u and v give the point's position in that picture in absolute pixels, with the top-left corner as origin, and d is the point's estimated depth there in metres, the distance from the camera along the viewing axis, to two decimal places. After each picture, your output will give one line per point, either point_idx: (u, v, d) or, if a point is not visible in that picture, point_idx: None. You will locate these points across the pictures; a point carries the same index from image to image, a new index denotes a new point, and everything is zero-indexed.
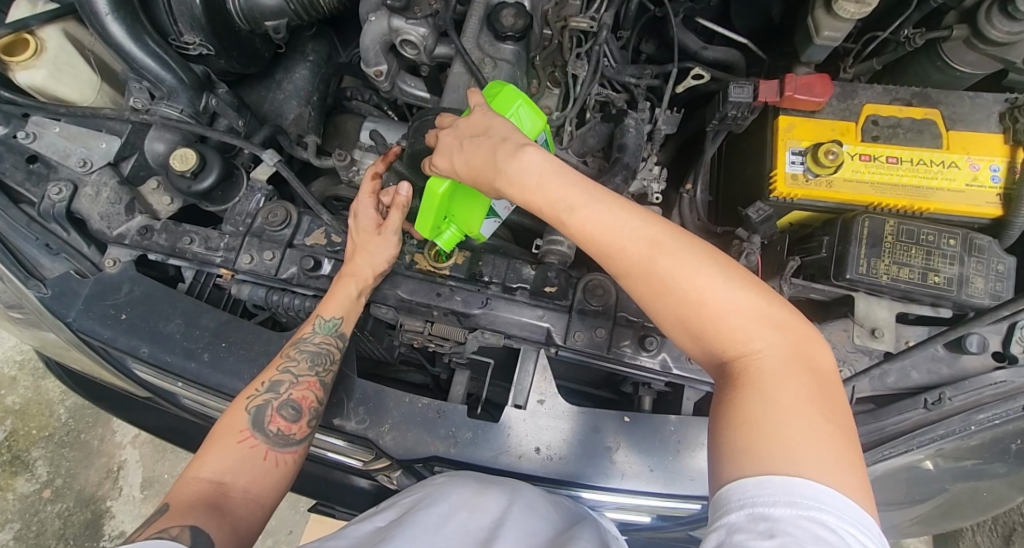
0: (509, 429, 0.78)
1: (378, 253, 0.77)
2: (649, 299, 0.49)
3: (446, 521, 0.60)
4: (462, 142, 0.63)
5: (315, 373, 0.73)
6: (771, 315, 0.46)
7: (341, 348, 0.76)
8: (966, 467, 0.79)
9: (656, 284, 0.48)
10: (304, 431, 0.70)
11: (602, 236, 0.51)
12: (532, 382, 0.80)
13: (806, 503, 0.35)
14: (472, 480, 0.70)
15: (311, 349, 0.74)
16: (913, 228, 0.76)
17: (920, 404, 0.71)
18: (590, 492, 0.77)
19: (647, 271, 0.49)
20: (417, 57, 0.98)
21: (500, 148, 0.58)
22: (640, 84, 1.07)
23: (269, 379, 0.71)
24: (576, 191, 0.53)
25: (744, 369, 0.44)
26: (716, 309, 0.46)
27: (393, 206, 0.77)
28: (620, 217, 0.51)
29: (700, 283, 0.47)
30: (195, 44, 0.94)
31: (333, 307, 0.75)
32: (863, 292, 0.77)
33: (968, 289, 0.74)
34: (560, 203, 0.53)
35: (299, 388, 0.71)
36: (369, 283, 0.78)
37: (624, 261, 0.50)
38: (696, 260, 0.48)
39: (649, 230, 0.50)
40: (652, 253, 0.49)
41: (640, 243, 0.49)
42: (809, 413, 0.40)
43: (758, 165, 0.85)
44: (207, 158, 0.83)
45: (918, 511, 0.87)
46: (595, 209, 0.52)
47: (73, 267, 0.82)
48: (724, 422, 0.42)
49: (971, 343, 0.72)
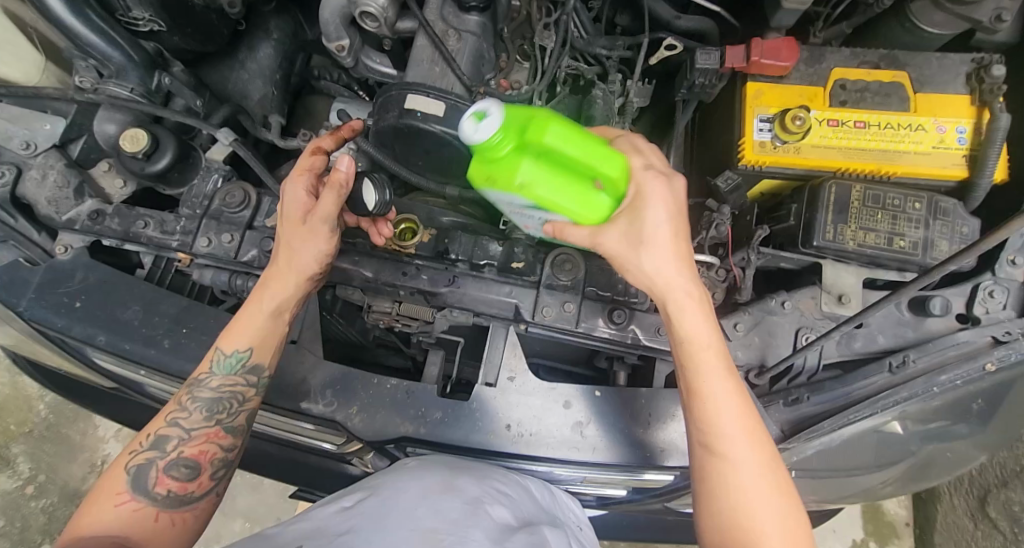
0: (480, 406, 0.77)
1: (303, 251, 0.70)
2: (703, 435, 0.57)
3: (418, 503, 0.59)
4: (646, 200, 0.56)
5: (217, 419, 0.68)
6: (789, 517, 0.54)
7: (250, 385, 0.70)
8: (934, 428, 0.78)
9: (718, 433, 0.56)
10: (204, 486, 0.66)
11: (700, 369, 0.58)
12: (502, 358, 0.79)
13: None
14: (442, 464, 0.70)
15: (207, 396, 0.67)
16: (880, 192, 0.75)
17: (884, 367, 0.70)
18: (562, 469, 0.76)
19: (717, 419, 0.57)
20: (378, 30, 0.95)
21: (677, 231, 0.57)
22: (612, 56, 1.05)
23: (155, 434, 0.66)
24: (706, 328, 0.59)
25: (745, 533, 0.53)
26: (746, 482, 0.55)
27: (331, 185, 0.68)
28: (717, 372, 0.58)
29: (765, 474, 0.55)
30: (144, 20, 0.85)
31: (238, 339, 0.69)
32: (831, 259, 0.76)
33: (933, 253, 0.74)
34: (679, 319, 0.59)
35: (193, 444, 0.66)
36: (293, 293, 0.71)
37: (705, 396, 0.58)
38: (755, 438, 0.56)
39: (750, 421, 0.57)
40: (732, 408, 0.57)
41: (728, 399, 0.57)
42: None
43: (727, 135, 0.83)
44: (158, 137, 0.81)
45: (888, 475, 0.87)
46: (709, 348, 0.58)
47: (23, 255, 0.79)
48: None
49: (935, 306, 0.72)
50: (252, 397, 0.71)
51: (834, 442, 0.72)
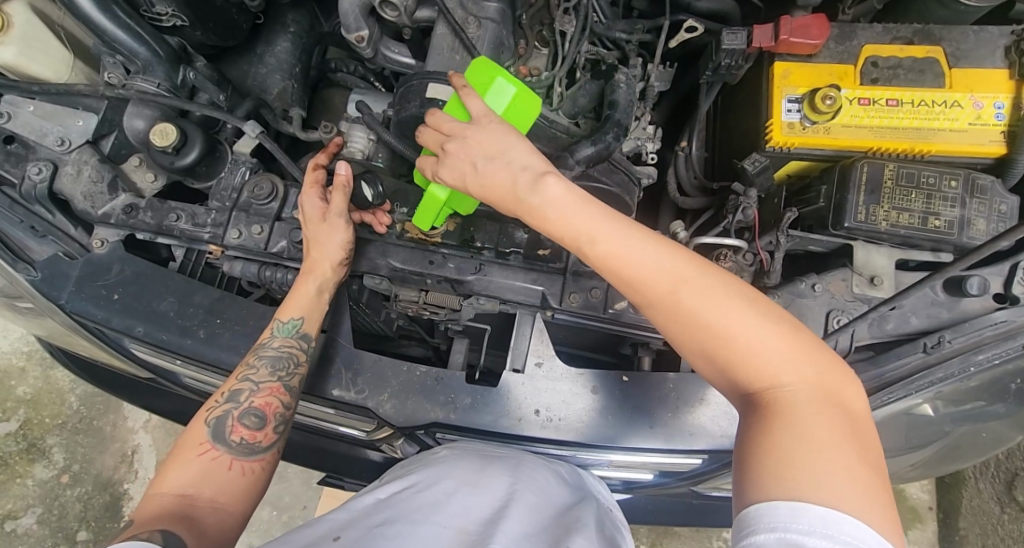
0: (508, 393, 0.78)
1: (330, 242, 0.76)
2: (675, 331, 0.49)
3: (447, 496, 0.59)
4: (474, 163, 0.59)
5: (279, 374, 0.73)
6: (802, 349, 0.46)
7: (303, 349, 0.75)
8: (968, 409, 0.77)
9: (683, 317, 0.48)
10: (270, 438, 0.70)
11: (627, 268, 0.50)
12: (529, 345, 0.80)
13: (844, 539, 0.35)
14: (473, 452, 0.71)
15: (271, 354, 0.73)
16: (913, 171, 0.73)
17: (919, 348, 0.69)
18: (592, 451, 0.77)
19: (674, 305, 0.48)
20: (398, 19, 0.94)
21: (521, 178, 0.57)
22: (632, 40, 1.04)
23: (228, 390, 0.71)
24: (602, 223, 0.52)
25: (773, 403, 0.45)
26: (742, 342, 0.46)
27: (337, 187, 0.76)
28: (640, 253, 0.50)
29: (722, 309, 0.47)
30: (168, 15, 0.88)
31: (290, 310, 0.75)
32: (862, 241, 0.76)
33: (970, 232, 0.72)
34: (582, 234, 0.53)
35: (261, 395, 0.71)
36: (326, 279, 0.77)
37: (648, 293, 0.50)
38: (719, 296, 0.48)
39: (669, 258, 0.50)
40: (676, 285, 0.49)
41: (665, 276, 0.49)
42: (842, 451, 0.40)
43: (754, 117, 0.82)
44: (187, 132, 0.82)
45: (918, 456, 0.86)
46: (618, 238, 0.51)
47: (62, 249, 0.81)
48: (750, 452, 0.43)
49: (972, 286, 0.70)
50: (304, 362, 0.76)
51: None
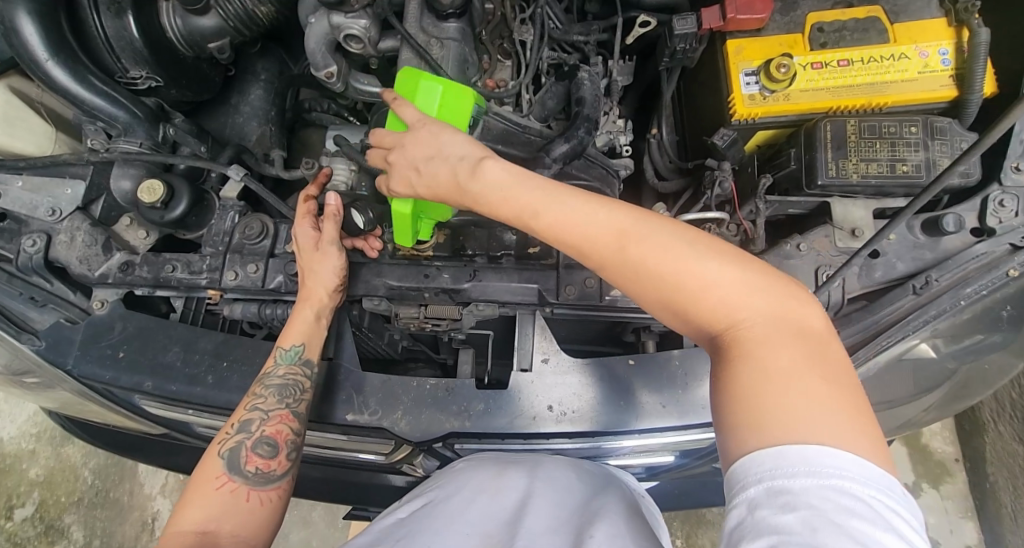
0: (519, 393, 0.79)
1: (323, 270, 0.77)
2: (632, 287, 0.50)
3: (467, 506, 0.60)
4: (417, 166, 0.63)
5: (284, 401, 0.73)
6: (754, 279, 0.47)
7: (307, 375, 0.76)
8: (969, 345, 0.79)
9: (634, 272, 0.49)
10: (284, 465, 0.70)
11: (572, 235, 0.52)
12: (534, 343, 0.81)
13: (826, 471, 0.36)
14: (490, 460, 0.72)
15: (277, 382, 0.74)
16: (875, 123, 0.76)
17: (909, 291, 0.71)
18: (611, 439, 0.78)
19: (624, 261, 0.50)
20: (364, 51, 0.97)
21: (459, 169, 0.60)
22: (590, 41, 1.08)
23: (238, 420, 0.71)
24: (542, 195, 0.55)
25: (736, 340, 0.45)
26: (693, 281, 0.47)
27: (329, 219, 0.79)
28: (585, 216, 0.52)
29: (671, 258, 0.48)
30: (142, 78, 0.94)
31: (293, 336, 0.76)
32: (837, 197, 0.78)
33: (937, 173, 0.75)
34: (526, 210, 0.55)
35: (271, 423, 0.71)
36: (324, 305, 0.78)
37: (598, 254, 0.51)
38: (665, 241, 0.48)
39: (614, 219, 0.51)
40: (622, 241, 0.50)
41: (609, 233, 0.50)
42: (807, 374, 0.41)
43: (716, 94, 0.85)
44: (174, 186, 0.84)
45: (929, 399, 0.87)
46: (562, 206, 0.53)
47: (63, 315, 0.83)
48: (723, 396, 0.44)
49: (948, 223, 0.72)
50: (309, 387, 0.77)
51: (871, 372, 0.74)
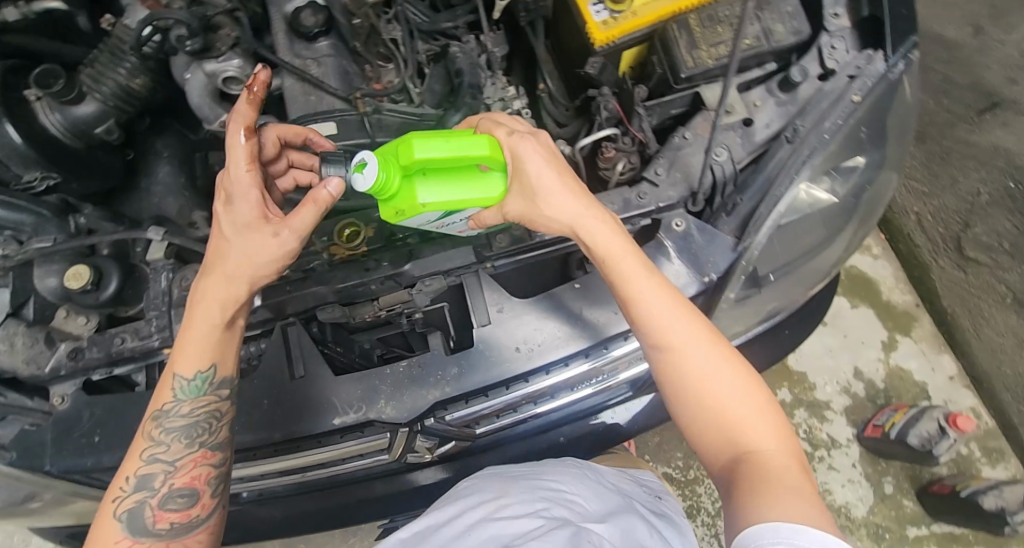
0: (485, 346, 0.84)
1: (259, 252, 0.65)
2: (674, 360, 0.67)
3: (477, 526, 0.76)
4: (534, 157, 0.69)
5: (196, 443, 0.71)
6: (765, 411, 0.66)
7: (220, 399, 0.72)
8: (857, 169, 0.88)
9: (676, 353, 0.67)
10: (205, 507, 0.71)
11: (637, 302, 0.68)
12: (485, 298, 0.86)
13: (792, 535, 0.50)
14: (495, 480, 0.89)
15: (178, 424, 0.70)
16: (711, 13, 0.88)
17: (783, 142, 0.80)
18: (582, 359, 0.85)
19: (683, 355, 0.66)
20: (247, 89, 1.00)
21: (539, 144, 0.71)
22: (458, 25, 1.14)
23: (137, 474, 0.69)
24: (610, 231, 0.70)
25: (753, 461, 0.62)
26: (723, 401, 0.65)
27: (309, 201, 0.64)
28: (659, 302, 0.68)
29: (709, 364, 0.66)
30: (38, 179, 0.93)
31: (197, 363, 0.68)
32: (704, 83, 0.87)
33: (774, 37, 0.86)
34: (575, 229, 0.71)
35: (182, 473, 0.70)
36: (234, 308, 0.68)
37: (648, 322, 0.67)
38: (703, 353, 0.66)
39: (661, 296, 0.68)
40: (668, 327, 0.67)
41: (660, 310, 0.67)
42: (778, 456, 0.62)
43: (575, 30, 0.90)
44: (101, 267, 0.85)
45: (847, 233, 0.96)
46: (629, 265, 0.69)
47: (26, 422, 0.83)
48: (745, 477, 0.60)
49: (796, 75, 0.82)
50: (227, 409, 0.73)
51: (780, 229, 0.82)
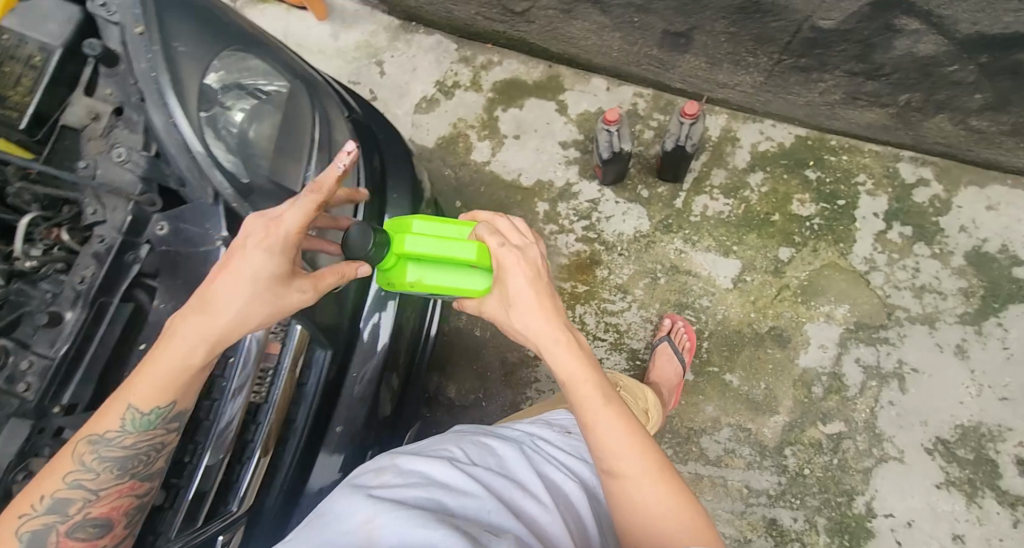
0: (144, 476, 0.96)
1: (233, 280, 0.92)
2: (578, 403, 1.01)
3: (463, 506, 0.83)
4: (507, 257, 1.05)
5: (127, 475, 0.94)
6: (664, 481, 0.95)
7: (164, 436, 0.96)
8: (224, 73, 1.22)
9: (584, 402, 1.00)
10: (113, 538, 0.93)
11: (563, 371, 1.02)
12: (103, 449, 0.93)
13: None
14: (385, 470, 0.93)
15: (61, 498, 0.90)
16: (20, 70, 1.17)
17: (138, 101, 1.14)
18: (228, 413, 1.01)
19: (576, 394, 1.01)
20: None
21: (535, 277, 1.06)
22: None
23: (45, 504, 0.89)
24: (539, 335, 1.04)
25: (657, 529, 0.91)
26: (637, 480, 0.95)
27: (334, 274, 1.05)
28: (593, 403, 0.99)
29: (627, 449, 0.96)
30: None
31: (135, 406, 0.92)
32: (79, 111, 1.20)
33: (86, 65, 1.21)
34: (535, 341, 1.05)
35: (99, 505, 0.93)
36: (190, 364, 0.94)
37: (571, 387, 1.02)
38: (619, 437, 0.97)
39: (568, 366, 1.02)
40: (568, 384, 1.01)
41: (560, 351, 1.03)
42: (668, 511, 0.92)
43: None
44: None
45: (283, 104, 1.30)
46: (555, 356, 1.03)
47: None
48: (625, 508, 0.95)
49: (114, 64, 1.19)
50: (159, 450, 0.96)
51: (203, 131, 1.10)
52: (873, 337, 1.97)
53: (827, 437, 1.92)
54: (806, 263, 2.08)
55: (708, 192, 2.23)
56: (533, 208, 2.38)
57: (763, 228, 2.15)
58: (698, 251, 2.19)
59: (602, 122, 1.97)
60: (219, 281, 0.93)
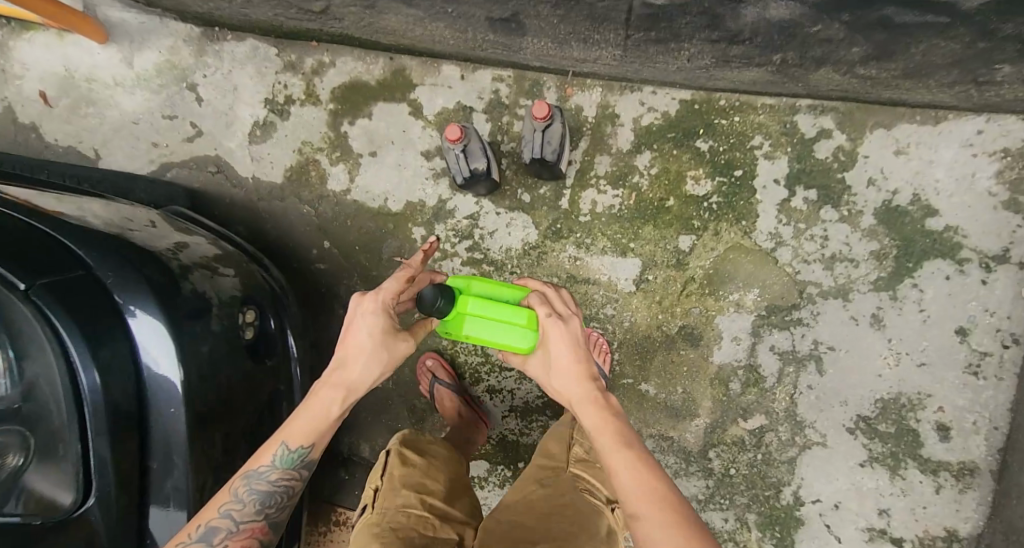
0: None
1: (358, 344, 1.26)
2: (598, 442, 1.17)
3: None
4: (547, 320, 1.31)
5: (261, 514, 1.28)
6: (656, 505, 1.02)
7: (295, 475, 1.30)
8: None
9: (598, 440, 1.18)
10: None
11: (588, 417, 1.23)
12: None
13: None
14: None
15: (227, 514, 1.22)
16: None
17: None
18: None
19: (594, 432, 1.20)
20: None
21: (571, 341, 1.30)
22: None
23: (212, 516, 1.21)
24: (580, 388, 1.27)
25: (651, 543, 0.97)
26: (628, 499, 1.05)
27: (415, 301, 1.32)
28: (603, 440, 1.16)
29: (622, 478, 1.08)
30: None
31: (298, 441, 1.26)
32: None
33: None
34: (569, 396, 1.29)
35: (241, 530, 1.24)
36: (334, 408, 1.28)
37: (594, 429, 1.20)
38: (616, 466, 1.10)
39: (594, 417, 1.22)
40: (595, 429, 1.19)
41: (584, 402, 1.25)
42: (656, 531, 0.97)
43: None
44: None
45: None
46: (583, 407, 1.25)
47: None
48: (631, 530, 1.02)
49: None
50: (291, 485, 1.31)
51: None
52: (785, 320, 1.81)
53: (749, 433, 1.84)
54: (708, 250, 1.86)
55: (594, 185, 1.92)
56: (408, 236, 2.08)
57: (659, 218, 1.89)
58: (594, 254, 1.94)
59: (447, 141, 1.74)
60: (348, 341, 1.27)
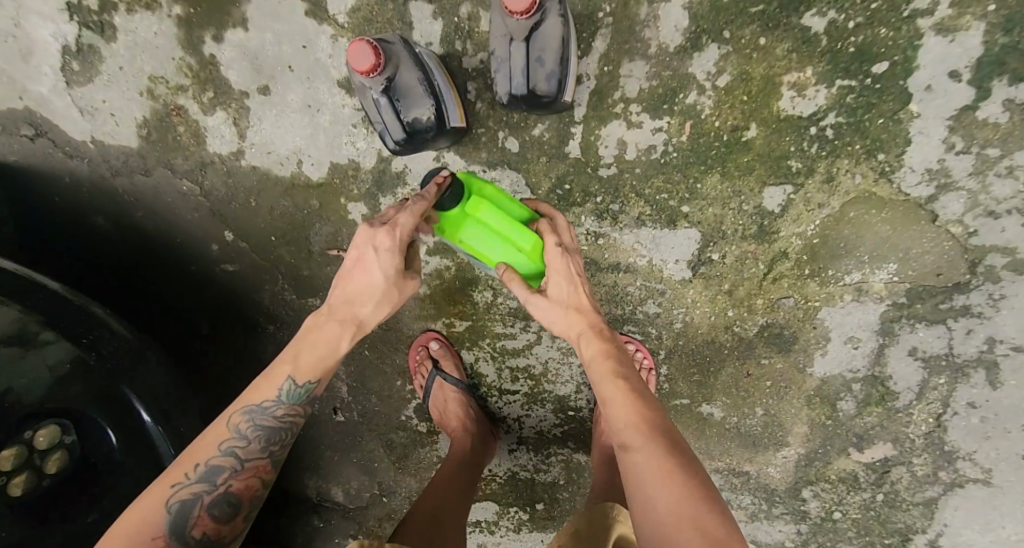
0: None
1: (362, 275, 0.92)
2: (605, 393, 0.93)
3: None
4: (561, 240, 0.98)
5: (267, 454, 0.93)
6: (672, 469, 0.78)
7: (302, 412, 0.96)
8: None
9: (606, 385, 0.93)
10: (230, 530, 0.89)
11: (589, 354, 0.97)
12: None
13: None
14: None
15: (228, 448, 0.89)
16: None
17: None
18: None
19: (601, 372, 0.95)
20: None
21: (571, 260, 0.98)
22: None
23: (199, 465, 0.87)
24: (575, 320, 1.00)
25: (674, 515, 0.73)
26: (637, 456, 0.82)
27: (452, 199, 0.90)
28: (611, 392, 0.92)
29: (637, 433, 0.85)
30: None
31: (305, 377, 0.94)
32: None
33: None
34: (569, 328, 1.00)
35: (238, 481, 0.90)
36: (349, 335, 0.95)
37: (596, 370, 0.96)
38: (628, 417, 0.87)
39: (592, 353, 0.97)
40: (601, 367, 0.95)
41: (574, 329, 0.99)
42: (668, 496, 0.75)
43: None
44: None
45: None
46: (583, 339, 0.99)
47: None
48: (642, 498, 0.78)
49: None
50: (295, 423, 0.96)
51: None
52: (939, 311, 1.15)
53: (863, 468, 1.29)
54: (815, 208, 1.14)
55: (622, 114, 1.15)
56: (339, 217, 1.37)
57: (734, 161, 1.14)
58: (626, 228, 1.23)
59: (358, 74, 0.98)
60: (352, 274, 0.92)
